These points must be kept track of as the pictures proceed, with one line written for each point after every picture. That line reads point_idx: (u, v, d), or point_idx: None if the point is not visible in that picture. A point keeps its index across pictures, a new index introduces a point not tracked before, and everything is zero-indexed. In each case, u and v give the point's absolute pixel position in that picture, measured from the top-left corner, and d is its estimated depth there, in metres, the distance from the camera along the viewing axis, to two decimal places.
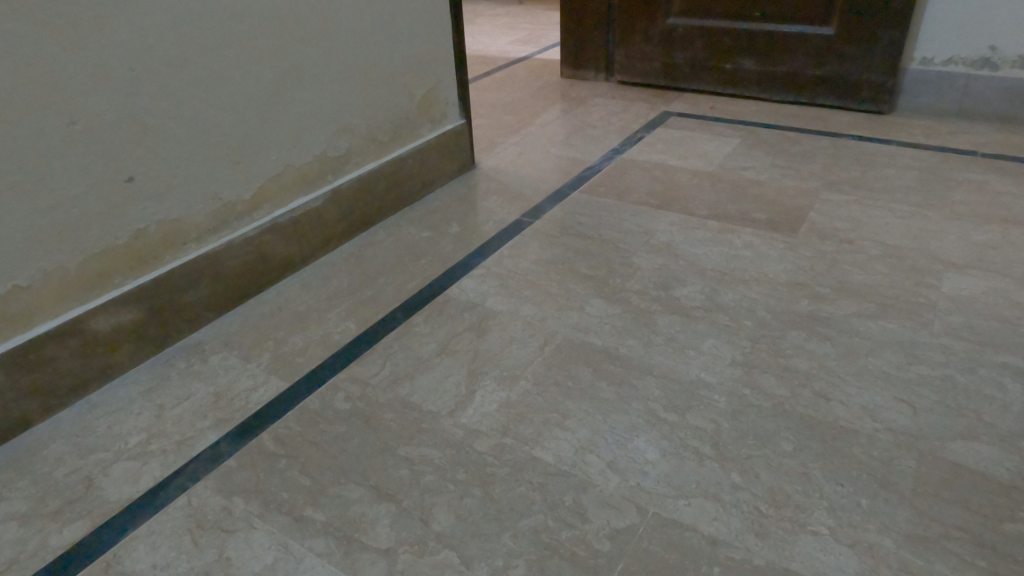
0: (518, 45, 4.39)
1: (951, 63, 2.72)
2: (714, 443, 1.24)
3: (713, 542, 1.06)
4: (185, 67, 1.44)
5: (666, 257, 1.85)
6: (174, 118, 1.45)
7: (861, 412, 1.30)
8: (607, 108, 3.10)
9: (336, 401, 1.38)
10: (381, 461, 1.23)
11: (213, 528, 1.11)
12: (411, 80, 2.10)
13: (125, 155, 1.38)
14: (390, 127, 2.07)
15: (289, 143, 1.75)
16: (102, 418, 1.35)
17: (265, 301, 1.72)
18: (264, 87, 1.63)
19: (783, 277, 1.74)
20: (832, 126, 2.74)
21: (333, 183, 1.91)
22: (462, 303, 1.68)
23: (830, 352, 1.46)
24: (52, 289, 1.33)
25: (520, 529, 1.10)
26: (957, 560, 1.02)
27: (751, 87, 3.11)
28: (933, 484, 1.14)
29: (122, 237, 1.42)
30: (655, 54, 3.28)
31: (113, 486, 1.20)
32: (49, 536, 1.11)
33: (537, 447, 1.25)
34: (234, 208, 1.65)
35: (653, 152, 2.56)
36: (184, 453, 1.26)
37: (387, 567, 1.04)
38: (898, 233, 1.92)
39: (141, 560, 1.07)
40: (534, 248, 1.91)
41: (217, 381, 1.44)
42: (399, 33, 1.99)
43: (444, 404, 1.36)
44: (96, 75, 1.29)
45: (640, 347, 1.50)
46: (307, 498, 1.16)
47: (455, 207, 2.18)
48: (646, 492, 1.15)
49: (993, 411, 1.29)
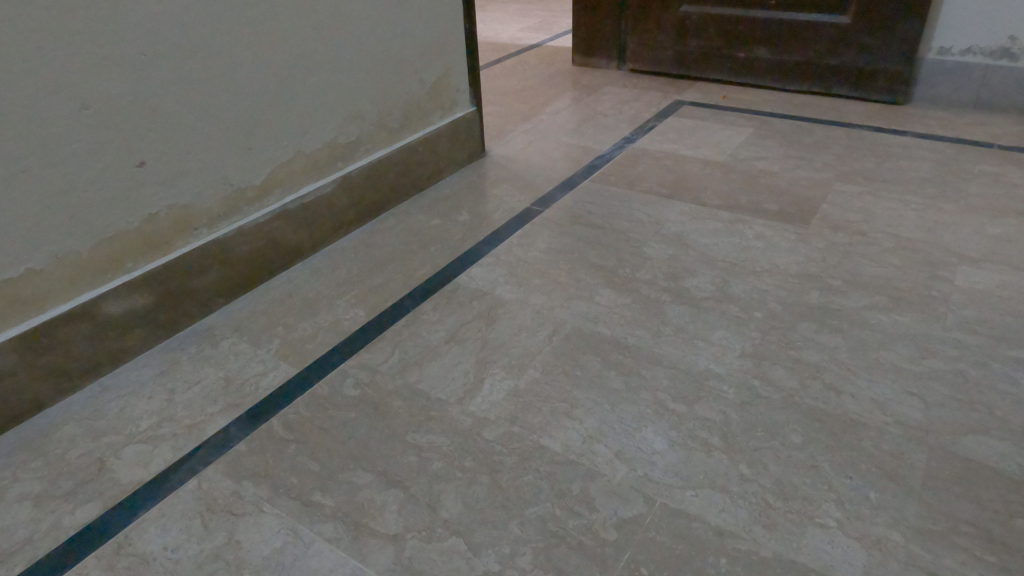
0: (529, 32, 4.37)
1: (969, 52, 2.67)
2: (722, 434, 1.24)
3: (720, 532, 1.07)
4: (197, 53, 1.44)
5: (676, 247, 1.84)
6: (185, 101, 1.45)
7: (871, 405, 1.29)
8: (618, 96, 3.07)
9: (345, 387, 1.38)
10: (389, 447, 1.24)
11: (222, 511, 1.12)
12: (423, 67, 2.09)
13: (136, 139, 1.38)
14: (401, 113, 2.06)
15: (300, 129, 1.74)
16: (115, 401, 1.36)
17: (275, 287, 1.72)
18: (274, 74, 1.62)
19: (795, 268, 1.73)
20: (847, 117, 2.71)
21: (343, 169, 1.91)
22: (471, 291, 1.67)
23: (841, 344, 1.45)
24: (65, 272, 1.34)
25: (527, 517, 1.10)
26: (965, 555, 1.01)
27: (764, 76, 3.07)
28: (943, 478, 1.14)
29: (133, 222, 1.43)
30: (667, 42, 3.24)
31: (124, 468, 1.21)
32: (61, 517, 1.12)
33: (545, 435, 1.25)
34: (245, 194, 1.65)
35: (664, 142, 2.54)
36: (194, 437, 1.27)
37: (394, 553, 1.05)
38: (912, 225, 1.90)
39: (152, 542, 1.08)
40: (544, 237, 1.90)
41: (226, 366, 1.45)
42: (410, 20, 1.98)
43: (454, 391, 1.36)
44: (106, 59, 1.29)
45: (649, 338, 1.50)
46: (316, 483, 1.17)
47: (465, 194, 2.17)
48: (652, 482, 1.16)
49: (1005, 405, 1.27)
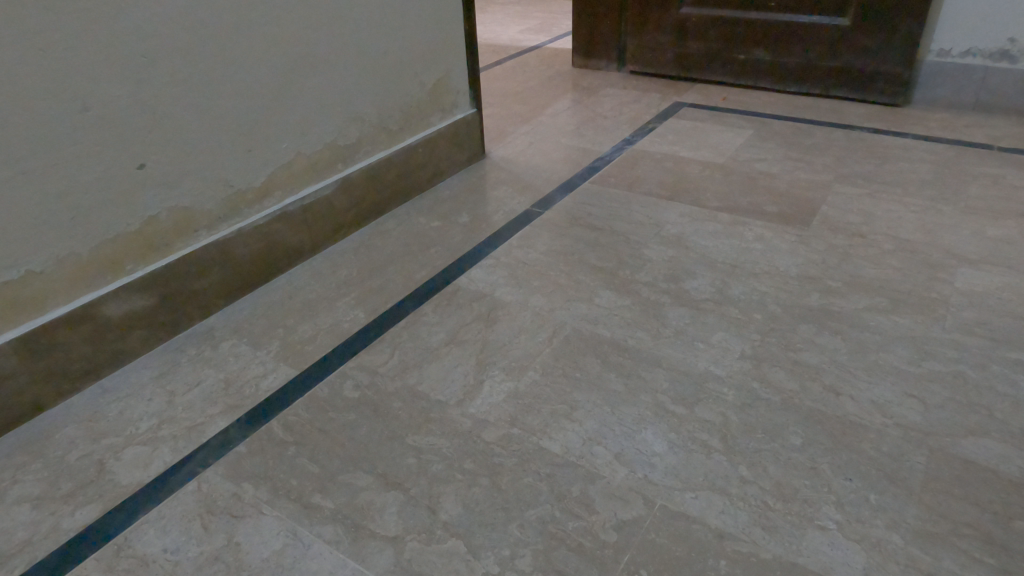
0: (529, 34, 4.37)
1: (969, 54, 2.67)
2: (722, 436, 1.24)
3: (719, 534, 1.06)
4: (196, 55, 1.44)
5: (676, 249, 1.84)
6: (185, 104, 1.45)
7: (870, 407, 1.29)
8: (618, 98, 3.08)
9: (345, 389, 1.38)
10: (389, 449, 1.24)
11: (222, 513, 1.12)
12: (423, 68, 2.09)
13: (136, 141, 1.38)
14: (401, 115, 2.07)
15: (300, 130, 1.75)
16: (114, 403, 1.36)
17: (275, 288, 1.73)
18: (274, 76, 1.63)
19: (794, 270, 1.73)
20: (847, 119, 2.71)
21: (343, 171, 1.91)
22: (471, 293, 1.67)
23: (841, 346, 1.45)
24: (65, 274, 1.34)
25: (527, 519, 1.10)
26: (965, 557, 1.01)
27: (764, 78, 3.08)
28: (943, 480, 1.14)
29: (134, 223, 1.43)
30: (667, 43, 3.25)
31: (124, 470, 1.21)
32: (61, 519, 1.12)
33: (544, 437, 1.25)
34: (245, 196, 1.66)
35: (664, 143, 2.54)
36: (194, 439, 1.27)
37: (394, 555, 1.05)
38: (911, 227, 1.90)
39: (151, 544, 1.08)
40: (544, 239, 1.90)
41: (226, 368, 1.45)
42: (411, 22, 1.98)
43: (453, 393, 1.36)
44: (106, 61, 1.29)
45: (648, 339, 1.50)
46: (315, 485, 1.17)
47: (465, 196, 2.18)
48: (651, 484, 1.15)
49: (1005, 407, 1.27)
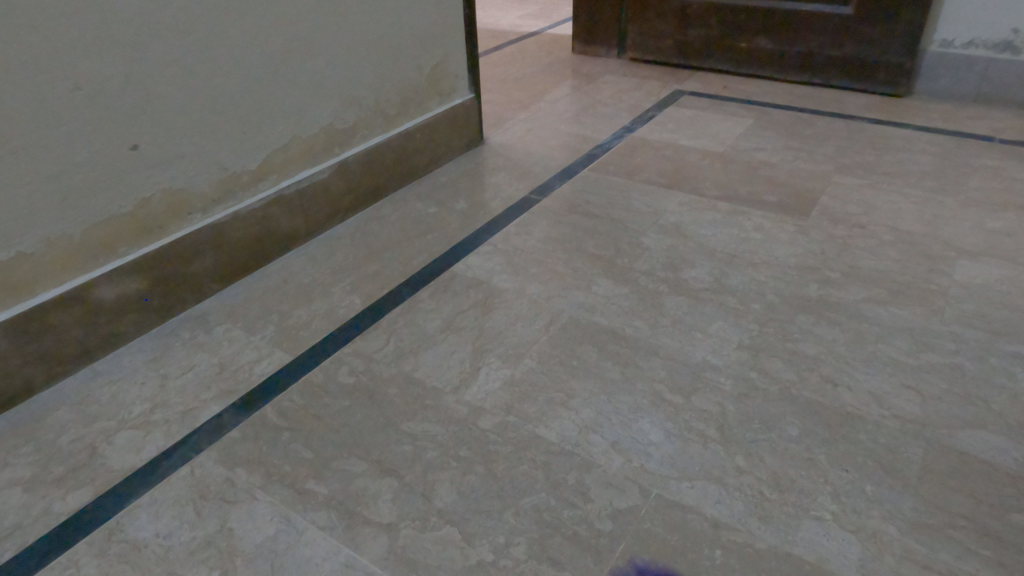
0: (528, 19, 4.32)
1: (972, 45, 2.65)
2: (718, 426, 1.24)
3: (715, 524, 1.06)
4: (191, 35, 1.41)
5: (675, 238, 1.83)
6: (180, 85, 1.42)
7: (868, 399, 1.28)
8: (618, 85, 3.05)
9: (340, 374, 1.37)
10: (384, 436, 1.23)
11: (216, 499, 1.12)
12: (422, 52, 2.06)
13: (130, 121, 1.36)
14: (399, 99, 2.04)
15: (297, 114, 1.72)
16: (107, 387, 1.35)
17: (270, 273, 1.71)
18: (271, 57, 1.60)
19: (793, 260, 1.72)
20: (847, 109, 2.69)
21: (339, 156, 1.89)
22: (468, 280, 1.66)
23: (839, 337, 1.45)
24: (55, 256, 1.32)
25: (522, 508, 1.09)
26: (960, 548, 1.01)
27: (766, 67, 3.05)
28: (939, 472, 1.13)
29: (127, 206, 1.41)
30: (669, 30, 3.22)
31: (116, 454, 1.20)
32: (52, 503, 1.11)
33: (541, 425, 1.24)
34: (240, 179, 1.63)
35: (664, 132, 2.52)
36: (188, 423, 1.26)
37: (388, 542, 1.04)
38: (911, 219, 1.89)
39: (143, 529, 1.07)
40: (542, 226, 1.88)
41: (220, 352, 1.44)
42: (410, 4, 1.95)
43: (449, 380, 1.35)
44: (99, 39, 1.26)
45: (645, 328, 1.49)
46: (310, 471, 1.16)
47: (462, 181, 2.16)
48: (647, 473, 1.15)
49: (1002, 400, 1.27)
